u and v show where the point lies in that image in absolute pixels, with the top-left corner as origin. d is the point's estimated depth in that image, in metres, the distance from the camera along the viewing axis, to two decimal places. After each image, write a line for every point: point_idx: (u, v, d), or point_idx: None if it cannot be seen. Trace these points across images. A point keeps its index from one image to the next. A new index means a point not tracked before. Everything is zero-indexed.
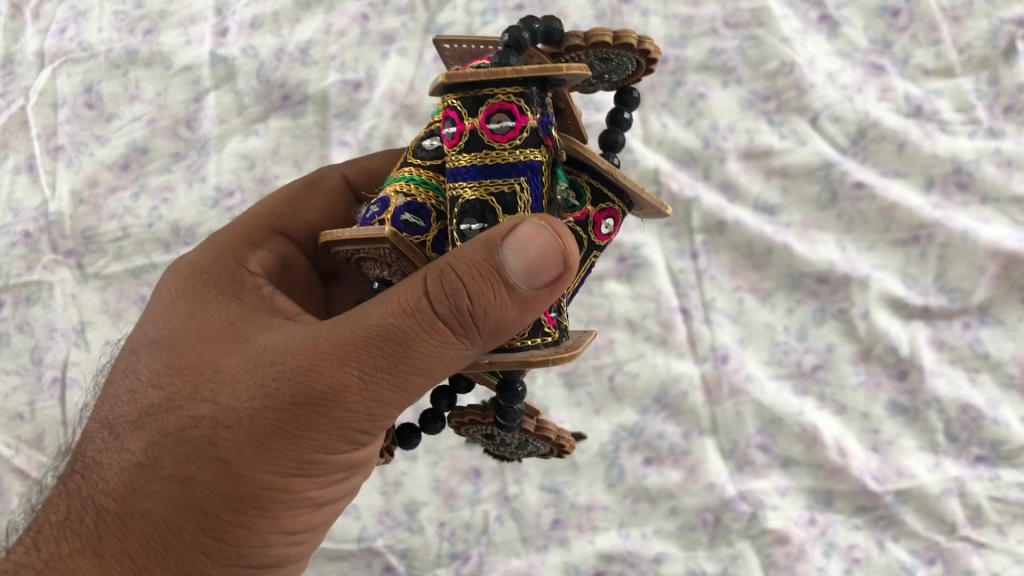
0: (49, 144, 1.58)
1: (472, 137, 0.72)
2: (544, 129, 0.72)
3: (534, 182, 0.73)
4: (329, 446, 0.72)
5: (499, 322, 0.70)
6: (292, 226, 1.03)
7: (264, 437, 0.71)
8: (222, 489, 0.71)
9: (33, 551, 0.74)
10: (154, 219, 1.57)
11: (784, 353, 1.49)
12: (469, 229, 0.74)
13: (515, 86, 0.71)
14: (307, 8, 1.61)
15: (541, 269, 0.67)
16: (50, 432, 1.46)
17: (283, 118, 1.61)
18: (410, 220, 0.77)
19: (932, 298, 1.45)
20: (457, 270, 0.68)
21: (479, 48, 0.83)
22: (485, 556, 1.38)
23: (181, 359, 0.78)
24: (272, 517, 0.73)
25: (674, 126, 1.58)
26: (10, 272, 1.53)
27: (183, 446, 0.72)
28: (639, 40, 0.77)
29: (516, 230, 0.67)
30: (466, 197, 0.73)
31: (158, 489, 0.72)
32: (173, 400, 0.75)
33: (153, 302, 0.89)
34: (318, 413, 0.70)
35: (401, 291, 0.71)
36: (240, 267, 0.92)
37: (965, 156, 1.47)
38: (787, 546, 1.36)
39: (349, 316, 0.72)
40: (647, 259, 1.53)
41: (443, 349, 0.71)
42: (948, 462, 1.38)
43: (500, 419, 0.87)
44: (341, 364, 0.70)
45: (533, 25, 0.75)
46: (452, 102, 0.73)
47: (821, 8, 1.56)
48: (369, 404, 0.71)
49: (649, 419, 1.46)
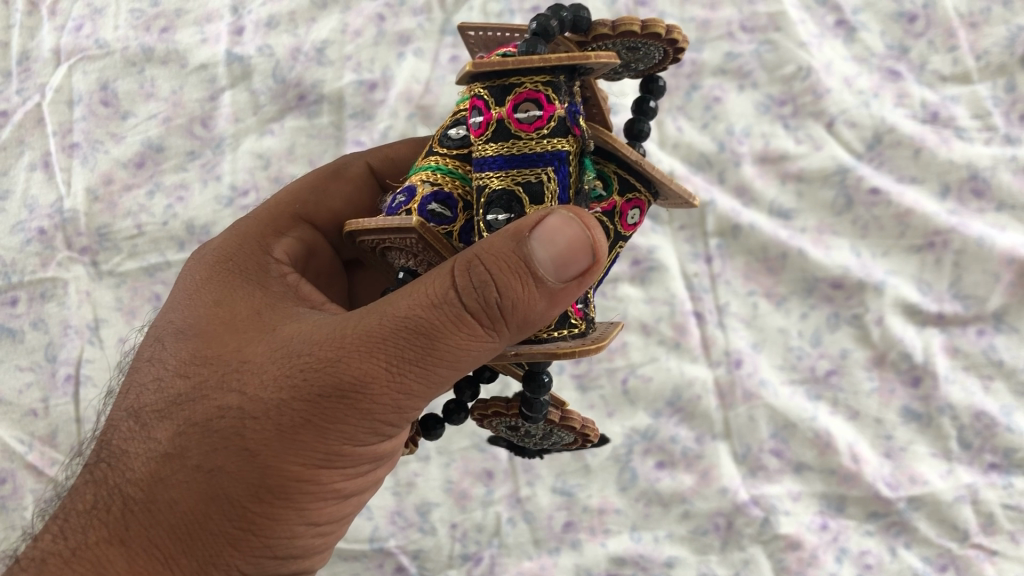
0: (64, 141, 1.58)
1: (499, 126, 0.72)
2: (571, 119, 0.72)
3: (561, 172, 0.73)
4: (355, 438, 0.72)
5: (527, 315, 0.69)
6: (316, 215, 1.03)
7: (291, 429, 0.71)
8: (249, 479, 0.71)
9: (60, 539, 0.73)
10: (169, 218, 1.58)
11: (798, 358, 1.49)
12: (495, 219, 0.73)
13: (543, 74, 0.71)
14: (323, 7, 1.61)
15: (570, 261, 0.67)
16: (64, 428, 1.47)
17: (298, 118, 1.61)
18: (436, 210, 0.77)
19: (946, 305, 1.45)
20: (484, 262, 0.68)
21: (504, 35, 0.84)
22: (498, 557, 1.38)
23: (208, 348, 0.78)
24: (298, 508, 0.73)
25: (690, 129, 1.58)
26: (24, 269, 1.54)
27: (210, 435, 0.72)
28: (668, 30, 0.77)
29: (544, 221, 0.67)
30: (493, 187, 0.73)
31: (185, 479, 0.72)
32: (200, 390, 0.75)
33: (176, 289, 0.89)
34: (345, 405, 0.70)
35: (429, 282, 0.71)
36: (265, 255, 0.92)
37: (982, 163, 1.47)
38: (799, 552, 1.36)
39: (376, 307, 0.72)
40: (662, 262, 1.53)
41: (470, 341, 0.70)
42: (962, 469, 1.38)
43: (525, 410, 0.86)
44: (369, 356, 0.70)
45: (561, 14, 0.73)
46: (479, 91, 0.73)
47: (838, 12, 1.56)
48: (396, 396, 0.71)
49: (662, 423, 1.46)
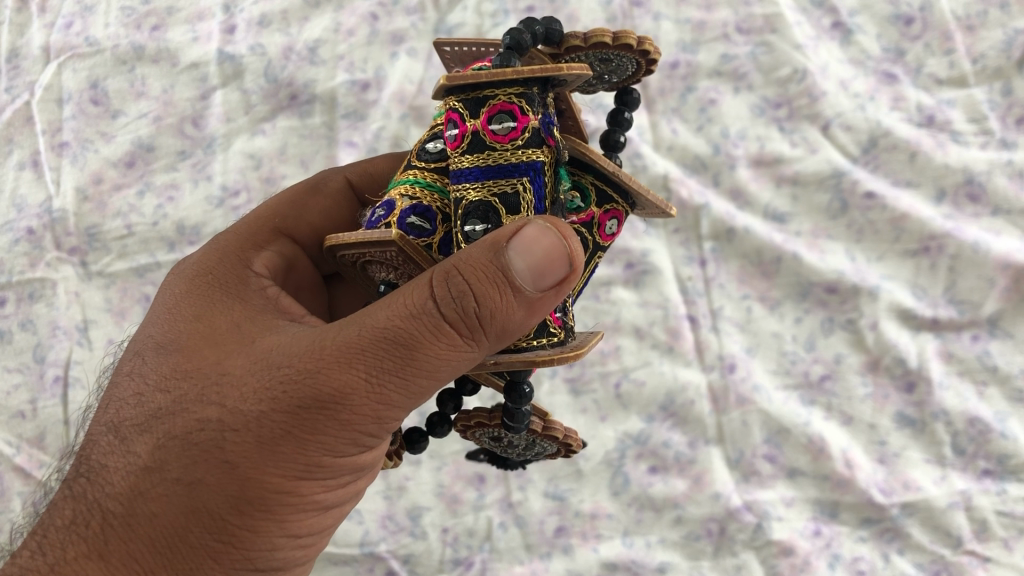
0: (54, 140, 1.57)
1: (475, 138, 0.71)
2: (546, 129, 0.71)
3: (537, 182, 0.72)
4: (336, 449, 0.71)
5: (506, 325, 0.69)
6: (297, 229, 1.02)
7: (271, 441, 0.70)
8: (229, 491, 0.69)
9: (39, 555, 0.71)
10: (160, 218, 1.56)
11: (792, 362, 1.49)
12: (473, 230, 0.72)
13: (515, 86, 0.69)
14: (317, 7, 1.60)
15: (547, 270, 0.66)
16: (51, 431, 1.45)
17: (291, 117, 1.60)
18: (416, 222, 0.76)
19: (942, 309, 1.44)
20: (461, 272, 0.67)
21: (480, 50, 0.82)
22: (488, 562, 1.38)
23: (188, 361, 0.77)
24: (280, 519, 0.71)
25: (685, 131, 1.57)
26: (13, 268, 1.52)
27: (190, 448, 0.71)
28: (640, 41, 0.76)
29: (522, 231, 0.66)
30: (470, 198, 0.72)
31: (164, 492, 0.70)
32: (180, 403, 0.74)
33: (156, 303, 0.87)
34: (326, 416, 0.69)
35: (408, 293, 0.70)
36: (244, 268, 0.90)
37: (977, 166, 1.46)
38: (792, 558, 1.35)
39: (354, 319, 0.71)
40: (656, 266, 1.52)
41: (451, 353, 0.69)
42: (955, 475, 1.37)
43: (506, 421, 0.84)
44: (348, 367, 0.69)
45: (534, 27, 0.73)
46: (453, 104, 0.72)
47: (834, 15, 1.55)
48: (376, 406, 0.70)
49: (655, 427, 1.45)
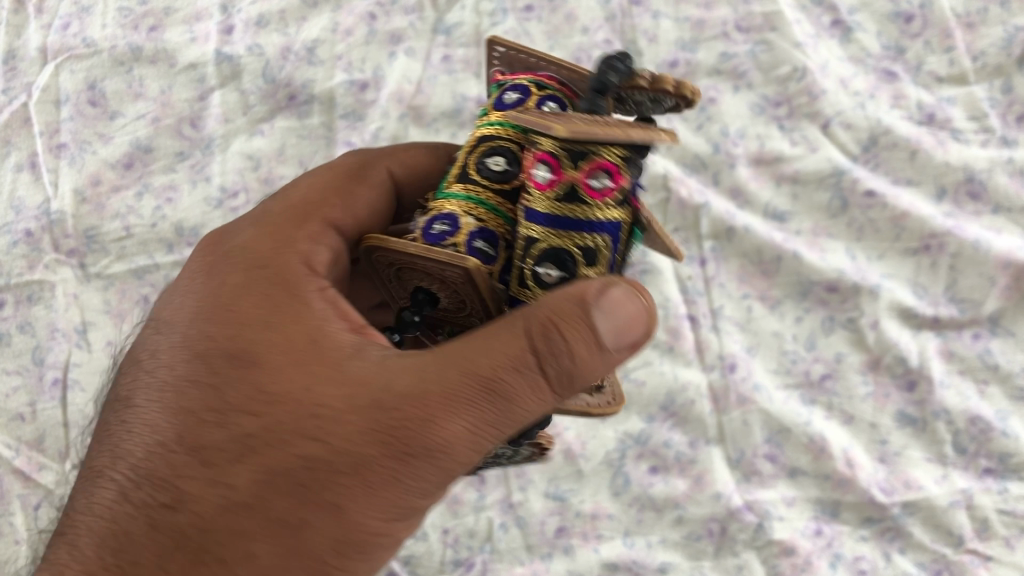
0: (51, 142, 1.56)
1: (569, 188, 0.78)
2: (631, 193, 0.80)
3: (614, 240, 0.80)
4: (427, 492, 0.79)
5: (589, 380, 0.76)
6: (343, 220, 0.98)
7: (377, 485, 0.77)
8: (335, 533, 0.77)
9: None
10: (158, 219, 1.55)
11: (792, 362, 1.48)
12: (546, 273, 0.79)
13: (620, 149, 0.77)
14: (315, 7, 1.60)
15: (629, 332, 0.74)
16: (51, 433, 1.45)
17: (289, 117, 1.58)
18: (483, 248, 0.82)
19: (942, 308, 1.44)
20: (559, 328, 0.73)
21: (533, 60, 0.91)
22: (489, 563, 1.38)
23: (280, 388, 0.79)
24: (371, 556, 0.80)
25: (684, 130, 1.57)
26: (11, 271, 1.52)
27: (295, 487, 0.77)
28: (679, 86, 0.81)
29: (614, 295, 0.73)
30: (547, 241, 0.79)
31: (271, 528, 0.77)
32: (278, 438, 0.78)
33: (217, 304, 0.85)
34: (428, 465, 0.76)
35: (508, 341, 0.74)
36: (305, 268, 0.88)
37: (978, 165, 1.45)
38: (793, 557, 1.36)
39: (455, 363, 0.75)
40: (656, 265, 1.51)
41: (538, 403, 0.76)
42: (957, 474, 1.37)
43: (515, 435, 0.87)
44: (451, 418, 0.75)
45: (615, 66, 0.82)
46: (552, 148, 0.78)
47: (834, 13, 1.55)
48: (469, 453, 0.77)
49: (655, 428, 1.45)
